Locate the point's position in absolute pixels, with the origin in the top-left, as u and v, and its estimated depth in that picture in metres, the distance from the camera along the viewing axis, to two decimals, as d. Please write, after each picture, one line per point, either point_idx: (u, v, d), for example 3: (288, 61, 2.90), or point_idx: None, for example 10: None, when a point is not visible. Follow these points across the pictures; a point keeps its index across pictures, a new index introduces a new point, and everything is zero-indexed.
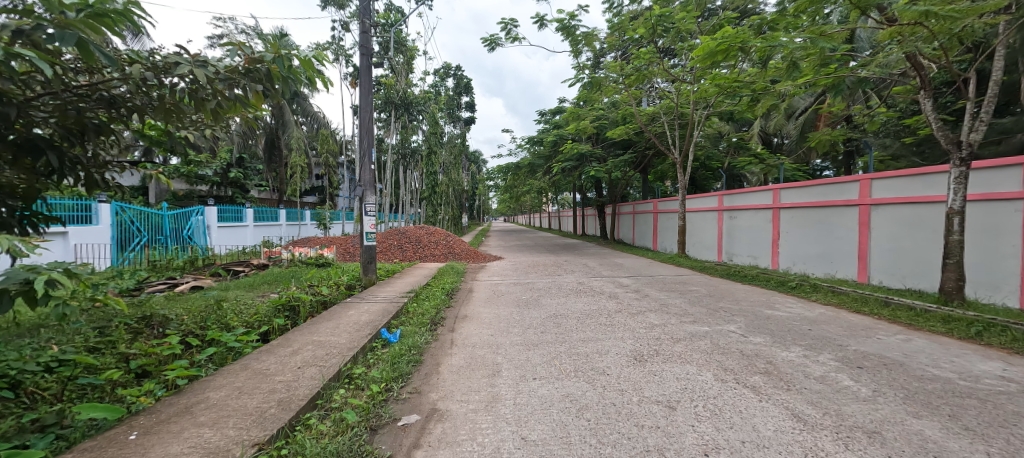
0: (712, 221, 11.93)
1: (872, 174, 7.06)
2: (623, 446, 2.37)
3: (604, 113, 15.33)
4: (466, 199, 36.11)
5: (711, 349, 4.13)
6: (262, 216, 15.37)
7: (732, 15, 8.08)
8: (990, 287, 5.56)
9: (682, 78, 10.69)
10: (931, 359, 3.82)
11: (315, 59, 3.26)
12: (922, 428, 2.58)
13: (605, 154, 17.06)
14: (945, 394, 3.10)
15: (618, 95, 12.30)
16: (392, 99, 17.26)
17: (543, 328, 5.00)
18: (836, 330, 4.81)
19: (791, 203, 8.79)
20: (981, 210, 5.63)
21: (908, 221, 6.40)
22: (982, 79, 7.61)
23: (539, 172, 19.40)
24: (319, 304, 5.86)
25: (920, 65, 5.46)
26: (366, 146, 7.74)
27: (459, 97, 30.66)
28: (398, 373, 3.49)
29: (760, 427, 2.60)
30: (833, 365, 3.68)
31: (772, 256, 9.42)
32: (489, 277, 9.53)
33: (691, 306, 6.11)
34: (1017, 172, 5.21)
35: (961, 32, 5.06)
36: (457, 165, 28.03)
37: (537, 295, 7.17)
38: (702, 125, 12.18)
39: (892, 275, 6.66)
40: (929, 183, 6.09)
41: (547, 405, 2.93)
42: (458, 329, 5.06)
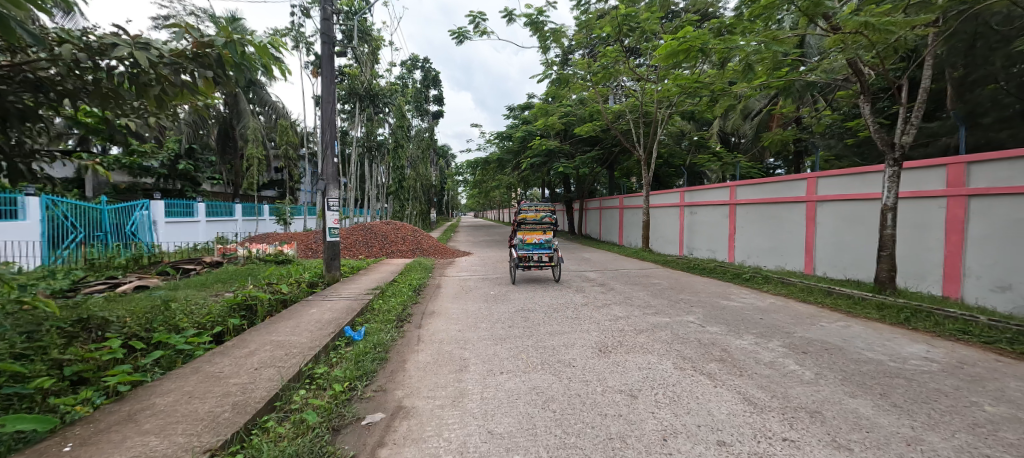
0: (674, 216, 12.35)
1: (818, 172, 7.56)
2: (587, 436, 2.43)
3: (572, 109, 15.40)
4: (432, 194, 35.64)
5: (671, 339, 4.30)
6: (215, 211, 14.44)
7: (695, 18, 8.35)
8: (917, 276, 6.09)
9: (646, 77, 10.96)
10: (866, 343, 4.16)
11: (275, 48, 3.21)
12: (857, 407, 2.83)
13: (573, 150, 17.30)
14: (878, 374, 3.39)
15: (585, 92, 12.47)
16: (356, 90, 16.80)
17: (511, 323, 5.03)
18: (784, 318, 5.14)
19: (747, 200, 9.28)
20: (909, 207, 6.17)
21: (847, 216, 6.89)
22: (913, 86, 8.30)
23: (507, 167, 19.41)
24: (279, 302, 5.64)
25: (861, 71, 5.84)
26: (329, 136, 7.46)
27: (426, 90, 30.30)
28: (362, 371, 3.40)
29: (714, 411, 2.76)
30: (781, 351, 3.93)
31: (728, 250, 9.91)
32: (457, 273, 9.49)
33: (653, 297, 6.35)
34: (942, 172, 5.74)
35: (896, 42, 5.46)
36: (426, 159, 27.53)
37: (505, 290, 7.20)
38: (666, 123, 12.59)
39: (835, 267, 7.16)
40: (867, 181, 6.58)
41: (514, 398, 2.97)
42: (425, 325, 4.99)
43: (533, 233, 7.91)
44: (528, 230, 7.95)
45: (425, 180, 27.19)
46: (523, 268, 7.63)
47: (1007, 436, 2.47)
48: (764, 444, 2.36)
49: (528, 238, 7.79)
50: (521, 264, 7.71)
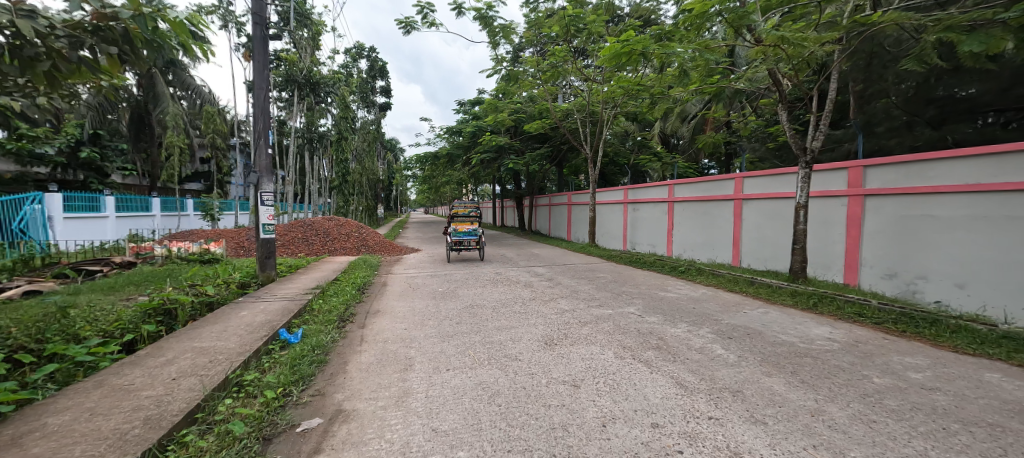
0: (619, 212, 12.90)
1: (744, 173, 8.25)
2: (531, 427, 2.48)
3: (522, 106, 15.56)
4: (380, 189, 34.35)
5: (612, 330, 4.49)
6: (127, 205, 12.89)
7: (637, 23, 8.75)
8: (824, 266, 6.85)
9: (592, 78, 11.33)
10: (782, 327, 4.62)
11: (194, 32, 3.16)
12: (772, 384, 3.14)
13: (523, 147, 17.47)
14: (790, 354, 3.78)
15: (535, 90, 12.63)
16: (295, 77, 15.75)
17: (459, 319, 5.00)
18: (714, 306, 5.58)
19: (683, 197, 9.90)
20: (818, 205, 6.91)
21: (769, 213, 7.58)
22: (822, 97, 9.30)
23: (457, 163, 19.14)
24: (203, 305, 5.16)
25: (779, 80, 6.44)
26: (262, 125, 6.93)
27: (373, 81, 29.18)
28: (298, 376, 3.21)
29: (650, 396, 2.94)
30: (709, 337, 4.26)
31: (667, 245, 10.54)
32: (405, 270, 9.24)
33: (598, 290, 6.61)
34: (844, 174, 6.49)
35: (809, 56, 6.07)
36: (373, 153, 26.48)
37: (453, 287, 7.13)
38: (611, 123, 13.12)
39: (757, 259, 7.86)
40: (785, 182, 7.27)
41: (460, 394, 2.95)
42: (369, 325, 4.82)
43: (462, 225, 10.59)
44: (460, 222, 10.64)
45: (372, 174, 26.16)
46: (455, 250, 10.23)
47: (887, 403, 2.88)
48: (693, 424, 2.56)
49: (459, 228, 10.49)
50: (455, 247, 10.35)
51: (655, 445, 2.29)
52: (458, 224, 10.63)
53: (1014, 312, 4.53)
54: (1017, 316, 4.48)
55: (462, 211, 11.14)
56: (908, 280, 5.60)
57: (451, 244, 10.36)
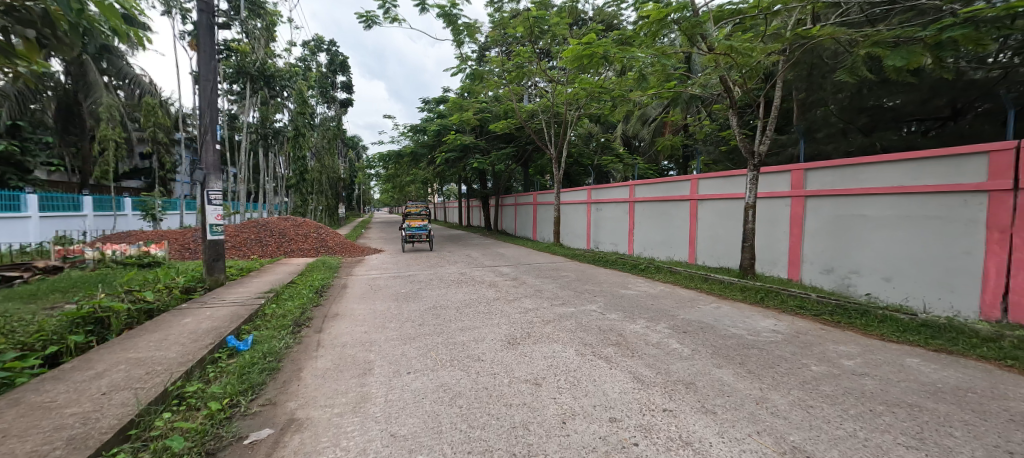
0: (583, 212, 13.15)
1: (699, 174, 8.64)
2: (492, 427, 2.48)
3: (487, 106, 15.55)
4: (341, 187, 33.16)
5: (574, 328, 4.57)
6: (53, 205, 11.74)
7: (599, 27, 8.96)
8: (770, 263, 7.29)
9: (556, 80, 11.50)
10: (732, 321, 4.89)
11: (127, 17, 2.98)
12: (721, 375, 3.31)
13: (488, 147, 17.44)
14: (739, 347, 4.00)
15: (501, 90, 12.66)
16: (247, 69, 14.91)
17: (422, 321, 4.93)
18: (670, 302, 5.82)
19: (643, 198, 10.24)
20: (765, 205, 7.35)
21: (722, 213, 7.99)
22: (769, 103, 9.92)
23: (422, 162, 18.78)
24: (141, 312, 4.79)
25: (730, 87, 6.78)
26: (209, 119, 6.47)
27: (333, 76, 28.22)
28: (247, 385, 3.05)
29: (608, 391, 3.02)
30: (666, 332, 4.43)
31: (628, 243, 10.85)
32: (366, 271, 8.99)
33: (561, 289, 6.71)
34: (788, 177, 6.93)
35: (756, 65, 6.43)
36: (334, 150, 25.56)
37: (417, 288, 7.01)
38: (575, 124, 13.37)
39: (711, 257, 8.26)
40: (736, 183, 7.69)
41: (420, 398, 2.90)
42: (327, 329, 4.65)
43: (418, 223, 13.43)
44: (413, 219, 13.42)
45: (333, 172, 25.25)
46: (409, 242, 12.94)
47: (823, 388, 3.11)
48: (648, 416, 2.65)
49: (412, 224, 13.29)
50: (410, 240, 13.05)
51: (613, 439, 2.35)
52: (411, 221, 13.47)
53: (933, 303, 5.01)
54: (935, 306, 4.96)
55: (415, 211, 13.96)
56: (844, 275, 6.07)
57: (406, 237, 13.02)
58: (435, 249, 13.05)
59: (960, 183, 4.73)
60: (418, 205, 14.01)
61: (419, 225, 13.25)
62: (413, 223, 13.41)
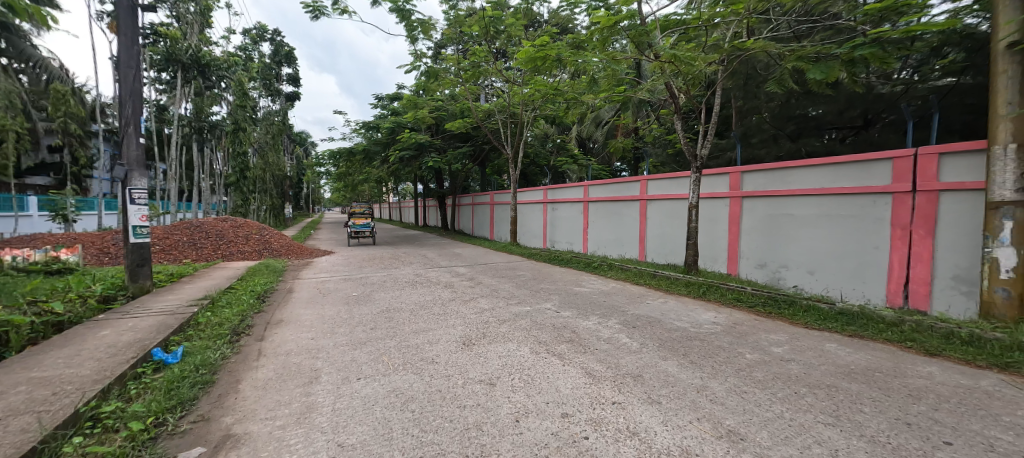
0: (539, 212, 13.35)
1: (648, 175, 9.05)
2: (445, 430, 2.45)
3: (443, 104, 15.38)
4: (288, 186, 31.42)
5: (529, 327, 4.63)
6: None
7: (553, 30, 9.14)
8: (711, 259, 7.78)
9: (512, 80, 11.61)
10: (676, 315, 5.17)
11: None
12: (667, 367, 3.49)
13: (444, 146, 17.24)
14: (683, 339, 4.23)
15: (457, 88, 12.57)
16: (178, 57, 13.71)
17: (374, 325, 4.78)
18: (621, 299, 6.06)
19: (597, 198, 10.56)
20: (706, 205, 7.82)
21: (669, 212, 8.42)
22: (710, 110, 10.59)
23: (375, 160, 18.20)
24: (48, 325, 4.25)
25: (675, 93, 7.15)
26: (131, 110, 5.91)
27: (277, 68, 26.70)
28: (176, 401, 2.81)
29: (561, 388, 3.09)
30: (616, 328, 4.60)
31: (583, 242, 11.16)
32: (314, 274, 8.56)
33: (517, 288, 6.76)
34: (726, 178, 7.43)
35: (698, 73, 6.82)
36: (279, 147, 24.15)
37: (369, 290, 6.79)
38: (531, 125, 13.56)
39: (659, 254, 8.68)
40: (680, 184, 8.13)
41: (370, 404, 2.81)
42: (269, 336, 4.39)
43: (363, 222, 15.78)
44: (357, 218, 15.62)
45: (278, 170, 23.81)
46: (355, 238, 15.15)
47: (755, 374, 3.38)
48: (599, 410, 2.73)
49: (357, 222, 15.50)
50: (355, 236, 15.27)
51: (564, 434, 2.41)
52: (356, 220, 15.63)
53: (849, 293, 5.59)
54: (851, 296, 5.54)
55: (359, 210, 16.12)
56: (775, 269, 6.60)
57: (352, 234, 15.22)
58: (390, 251, 12.73)
59: (871, 186, 5.31)
60: (362, 206, 16.16)
61: (364, 223, 15.47)
62: (358, 221, 15.64)
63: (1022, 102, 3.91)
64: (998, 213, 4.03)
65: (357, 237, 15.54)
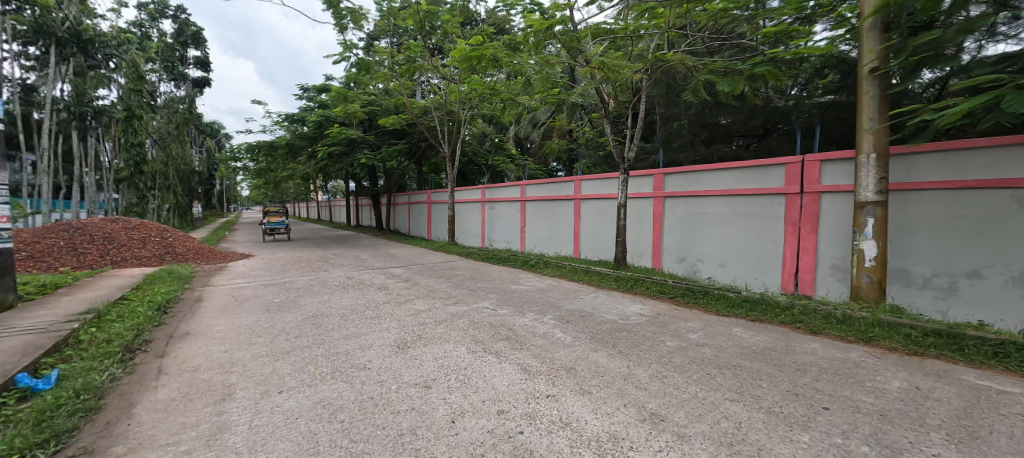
0: (477, 211, 13.36)
1: (581, 176, 9.46)
2: (377, 438, 2.36)
3: (376, 99, 14.73)
4: (196, 182, 28.13)
5: (467, 326, 4.62)
6: None
7: (490, 30, 9.21)
8: (638, 254, 8.33)
9: (448, 77, 11.48)
10: (606, 308, 5.49)
11: None
12: (597, 358, 3.69)
13: (378, 142, 16.56)
14: (612, 330, 4.50)
15: (391, 83, 12.15)
16: (51, 30, 11.98)
17: (298, 332, 4.46)
18: (556, 295, 6.28)
19: (533, 197, 10.81)
20: (633, 204, 8.36)
21: (600, 211, 8.88)
22: (637, 115, 11.34)
23: (301, 155, 16.96)
24: None
25: (605, 98, 7.52)
26: None
27: (180, 49, 23.75)
28: (49, 434, 2.39)
29: (497, 385, 3.13)
30: (551, 323, 4.77)
31: (521, 241, 11.36)
32: (228, 281, 7.76)
33: (455, 288, 6.71)
34: (650, 180, 8.00)
35: (625, 80, 7.23)
36: (185, 138, 21.53)
37: (294, 296, 6.31)
38: (468, 124, 13.50)
39: (592, 251, 9.11)
40: (610, 184, 8.60)
41: (294, 418, 2.62)
42: (173, 352, 3.91)
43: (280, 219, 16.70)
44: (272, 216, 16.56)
45: (184, 164, 21.22)
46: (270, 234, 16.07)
47: (674, 359, 3.69)
48: (534, 404, 2.81)
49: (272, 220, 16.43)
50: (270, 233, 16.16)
51: (500, 431, 2.44)
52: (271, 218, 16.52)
53: (752, 282, 6.32)
54: (754, 285, 6.27)
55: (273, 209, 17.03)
56: (692, 263, 7.24)
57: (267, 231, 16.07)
58: (318, 253, 11.98)
59: (769, 188, 6.04)
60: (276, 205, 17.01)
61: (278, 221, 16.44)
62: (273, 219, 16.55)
63: (880, 118, 4.67)
64: (864, 211, 4.78)
65: (273, 234, 16.38)
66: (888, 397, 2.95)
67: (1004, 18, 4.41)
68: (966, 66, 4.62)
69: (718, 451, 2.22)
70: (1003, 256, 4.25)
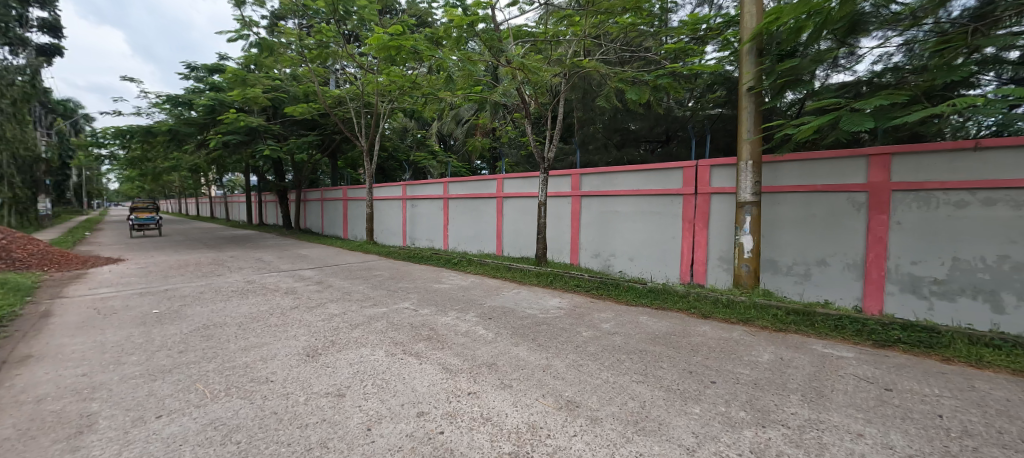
0: (397, 208, 12.87)
1: (504, 174, 9.61)
2: (281, 456, 2.17)
3: (282, 84, 13.41)
4: (41, 173, 23.01)
5: (385, 328, 4.43)
6: None
7: (410, 21, 8.94)
8: (557, 250, 8.72)
9: (365, 65, 10.90)
10: (527, 303, 5.66)
11: None
12: (518, 352, 3.80)
13: (285, 133, 15.10)
14: (532, 324, 4.66)
15: (299, 68, 11.16)
16: None
17: (184, 347, 3.90)
18: (479, 292, 6.32)
19: (456, 194, 10.73)
20: (552, 203, 8.73)
21: (523, 209, 9.12)
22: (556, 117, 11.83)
23: (188, 144, 14.79)
24: None
25: (526, 99, 7.68)
26: None
27: (13, 7, 19.18)
28: None
29: (417, 387, 3.06)
30: (473, 321, 4.79)
31: (444, 239, 11.21)
32: (88, 290, 6.50)
33: (373, 289, 6.40)
34: (567, 179, 8.42)
35: (543, 81, 7.47)
36: (23, 117, 17.45)
37: (178, 305, 5.49)
38: (388, 117, 12.91)
39: (515, 248, 9.33)
40: (531, 183, 8.88)
41: (177, 445, 2.29)
42: (5, 381, 3.17)
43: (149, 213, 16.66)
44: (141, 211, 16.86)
45: (24, 149, 17.25)
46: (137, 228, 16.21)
47: (590, 348, 3.94)
48: (455, 403, 2.80)
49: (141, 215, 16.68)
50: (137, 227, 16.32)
51: (419, 434, 2.40)
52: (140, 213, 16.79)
53: (656, 274, 6.99)
54: (658, 276, 6.94)
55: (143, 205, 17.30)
56: (606, 258, 7.77)
57: (134, 225, 16.28)
58: (211, 256, 10.60)
59: (669, 189, 6.73)
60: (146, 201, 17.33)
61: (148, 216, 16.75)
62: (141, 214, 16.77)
63: (756, 129, 5.45)
64: (743, 209, 5.54)
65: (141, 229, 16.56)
66: (760, 368, 3.48)
67: (844, 53, 5.36)
68: (817, 90, 5.59)
69: (626, 430, 2.43)
70: (841, 247, 5.23)
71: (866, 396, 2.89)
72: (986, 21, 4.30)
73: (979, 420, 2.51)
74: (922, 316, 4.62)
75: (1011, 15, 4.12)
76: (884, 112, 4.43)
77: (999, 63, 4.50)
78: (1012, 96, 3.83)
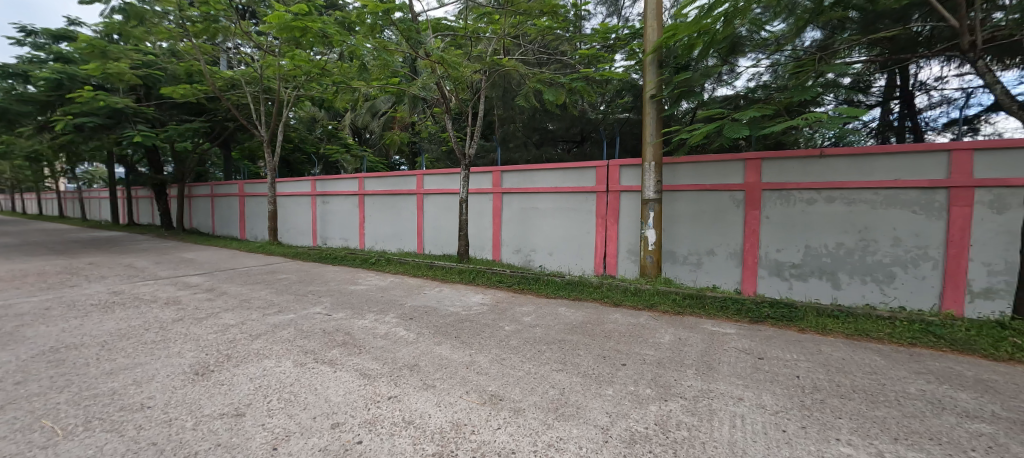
0: (305, 205, 11.83)
1: (424, 170, 9.36)
2: None
3: (157, 60, 11.44)
4: None
5: (293, 337, 4.06)
6: None
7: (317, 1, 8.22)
8: (479, 247, 8.75)
9: (265, 46, 9.78)
10: (450, 301, 5.60)
11: None
12: (440, 351, 3.75)
13: (162, 117, 12.93)
14: (455, 322, 4.62)
15: (179, 42, 9.61)
16: None
17: (22, 377, 3.14)
18: (399, 292, 6.10)
19: (373, 191, 10.18)
20: (474, 199, 8.73)
21: (444, 206, 8.98)
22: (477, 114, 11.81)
23: (22, 125, 11.89)
24: None
25: (446, 95, 7.52)
26: None
27: None
28: None
29: (331, 396, 2.86)
30: (393, 322, 4.61)
31: (360, 238, 10.58)
32: None
33: (277, 295, 5.81)
34: (488, 176, 8.48)
35: (463, 76, 7.38)
36: None
37: (12, 326, 4.41)
38: (293, 105, 11.75)
39: (436, 245, 9.16)
40: (452, 180, 8.78)
41: None
42: None
43: None
44: None
45: None
46: None
47: (511, 342, 4.04)
48: (374, 410, 2.68)
49: None
50: None
51: (334, 446, 2.25)
52: None
53: (573, 267, 7.39)
54: (574, 269, 7.34)
55: None
56: (527, 253, 8.01)
57: None
58: (61, 264, 8.70)
59: (584, 186, 7.15)
60: None
61: None
62: None
63: (657, 134, 6.02)
64: (648, 206, 6.09)
65: None
66: (662, 348, 3.89)
67: (726, 70, 6.14)
68: (706, 102, 6.35)
69: (547, 417, 2.54)
70: (725, 238, 6.04)
71: (744, 365, 3.40)
72: (828, 52, 5.26)
73: (824, 377, 3.11)
74: (785, 293, 5.57)
75: (845, 48, 5.11)
76: (756, 123, 5.19)
77: (835, 86, 5.55)
78: (845, 115, 4.75)
